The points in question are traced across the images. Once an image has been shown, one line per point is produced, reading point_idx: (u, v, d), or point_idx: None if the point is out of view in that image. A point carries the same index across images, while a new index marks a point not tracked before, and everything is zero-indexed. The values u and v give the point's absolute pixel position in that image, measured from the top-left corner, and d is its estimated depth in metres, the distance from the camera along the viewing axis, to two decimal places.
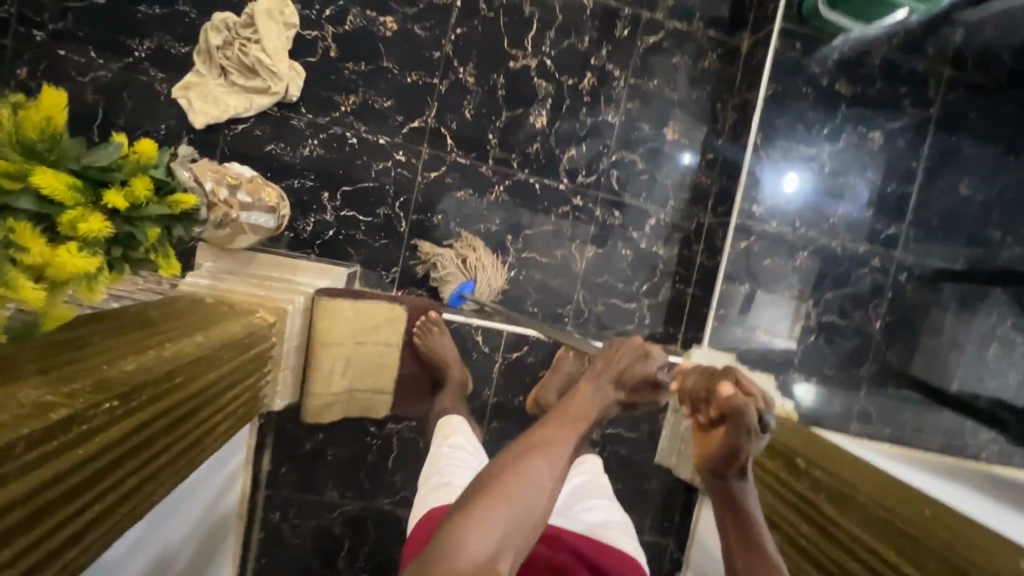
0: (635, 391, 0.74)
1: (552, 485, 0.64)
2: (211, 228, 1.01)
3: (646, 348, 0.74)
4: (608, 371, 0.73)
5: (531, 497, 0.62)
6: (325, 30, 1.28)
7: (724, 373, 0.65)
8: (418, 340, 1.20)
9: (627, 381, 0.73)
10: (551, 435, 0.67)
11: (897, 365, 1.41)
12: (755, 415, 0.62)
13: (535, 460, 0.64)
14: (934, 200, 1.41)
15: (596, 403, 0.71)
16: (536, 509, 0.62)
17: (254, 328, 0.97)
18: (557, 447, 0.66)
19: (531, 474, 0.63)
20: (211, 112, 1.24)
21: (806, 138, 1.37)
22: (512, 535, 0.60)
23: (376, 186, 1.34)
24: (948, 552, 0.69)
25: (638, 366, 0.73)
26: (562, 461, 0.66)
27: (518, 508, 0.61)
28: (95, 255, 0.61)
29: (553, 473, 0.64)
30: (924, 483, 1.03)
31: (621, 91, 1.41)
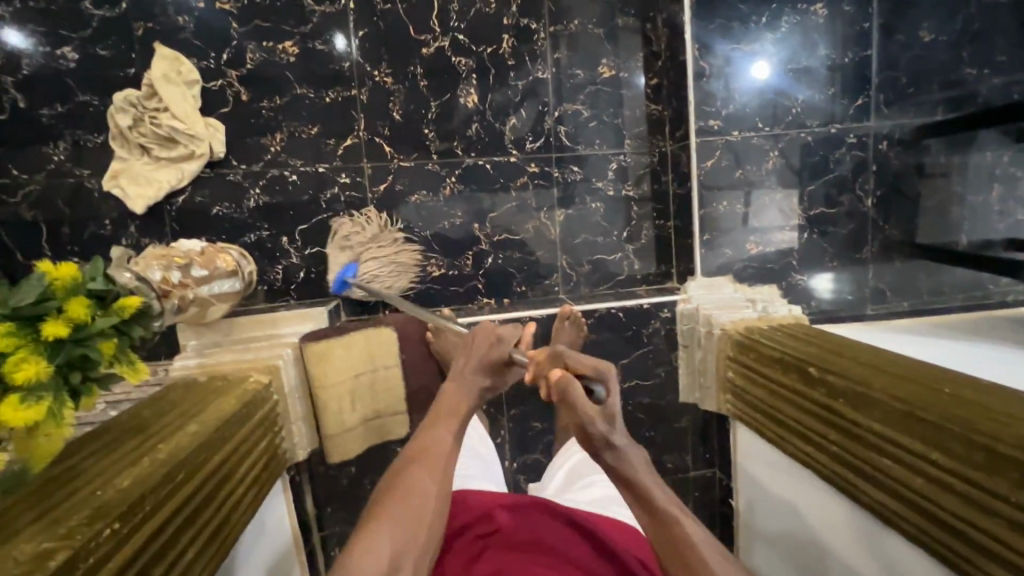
0: (496, 370, 0.89)
1: (436, 491, 0.74)
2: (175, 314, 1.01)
3: (496, 333, 0.92)
4: (471, 363, 0.88)
5: (413, 507, 0.71)
6: (228, 76, 1.24)
7: (556, 359, 0.80)
8: (432, 337, 1.22)
9: (485, 363, 0.89)
10: (425, 446, 0.78)
11: (900, 237, 1.39)
12: (579, 387, 0.74)
13: (413, 472, 0.74)
14: (898, 56, 1.32)
15: (463, 395, 0.86)
16: (425, 510, 0.72)
17: (250, 397, 0.97)
18: (436, 452, 0.78)
19: (410, 485, 0.73)
20: (147, 193, 1.22)
21: (746, 34, 1.27)
22: (405, 536, 0.69)
23: (332, 216, 1.32)
24: (971, 432, 0.67)
25: (491, 351, 0.89)
26: (438, 464, 0.76)
27: (409, 508, 0.71)
28: (45, 396, 0.61)
29: (434, 479, 0.75)
30: (947, 359, 1.01)
31: (544, 43, 1.33)
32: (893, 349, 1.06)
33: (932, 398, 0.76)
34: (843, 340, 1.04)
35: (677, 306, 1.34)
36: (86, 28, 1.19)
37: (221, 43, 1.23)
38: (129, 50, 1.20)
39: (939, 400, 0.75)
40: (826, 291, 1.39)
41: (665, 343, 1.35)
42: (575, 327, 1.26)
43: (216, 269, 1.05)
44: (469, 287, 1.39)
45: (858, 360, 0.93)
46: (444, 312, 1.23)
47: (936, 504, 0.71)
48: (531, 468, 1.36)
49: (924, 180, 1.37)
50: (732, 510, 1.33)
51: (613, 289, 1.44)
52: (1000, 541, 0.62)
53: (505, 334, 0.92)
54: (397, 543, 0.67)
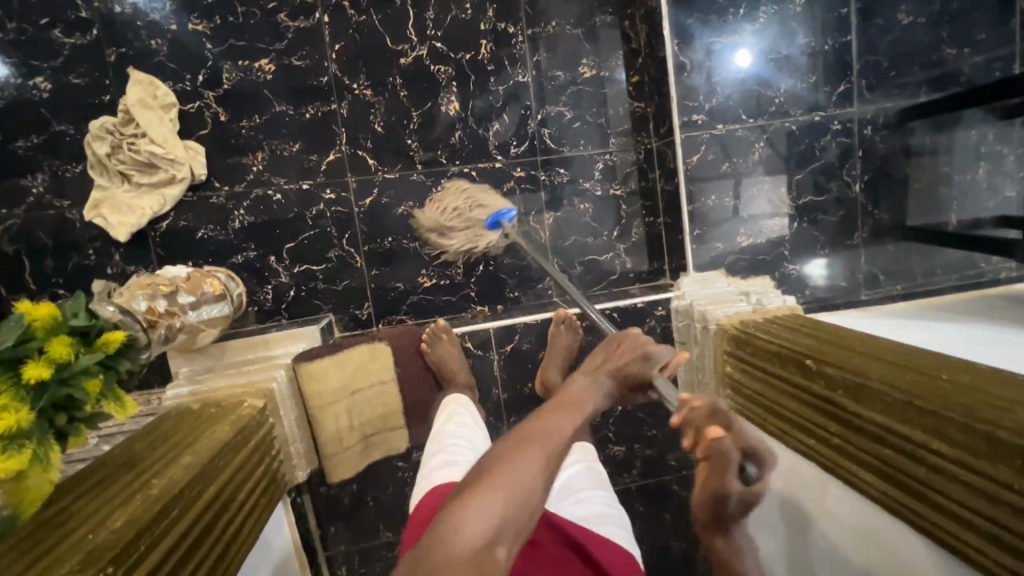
0: (631, 385, 0.90)
1: (548, 473, 0.67)
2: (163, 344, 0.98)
3: (646, 351, 0.92)
4: (610, 367, 0.89)
5: (526, 483, 0.64)
6: (205, 97, 1.22)
7: (716, 417, 0.66)
8: (427, 349, 1.21)
9: (622, 372, 0.89)
10: (550, 425, 0.72)
11: (889, 221, 1.39)
12: (737, 462, 0.61)
13: (534, 449, 0.67)
14: (877, 40, 1.32)
15: (592, 395, 0.82)
16: (538, 487, 0.64)
17: (244, 423, 0.96)
18: (558, 431, 0.72)
19: (529, 459, 0.66)
20: (130, 221, 1.21)
21: (725, 26, 1.27)
22: (516, 509, 0.61)
23: (319, 232, 1.30)
24: (970, 419, 0.67)
25: (636, 365, 0.90)
26: (557, 445, 0.70)
27: (524, 483, 0.64)
28: (30, 439, 0.60)
29: (550, 461, 0.68)
30: (942, 342, 1.01)
31: (522, 47, 1.32)
32: (887, 335, 1.05)
33: (935, 386, 0.75)
34: (840, 330, 1.03)
35: (671, 303, 1.34)
36: (57, 57, 1.17)
37: (196, 65, 1.21)
38: (103, 77, 1.19)
39: (942, 389, 0.74)
40: (820, 278, 1.39)
41: (661, 340, 1.35)
42: (571, 332, 1.27)
43: (203, 293, 1.04)
44: (462, 295, 1.38)
45: (857, 351, 0.92)
46: (438, 323, 1.22)
47: (942, 492, 0.70)
48: None
49: (910, 162, 1.37)
50: None
51: (606, 289, 1.43)
52: (1015, 533, 0.61)
53: (656, 353, 0.91)
54: (505, 514, 0.60)
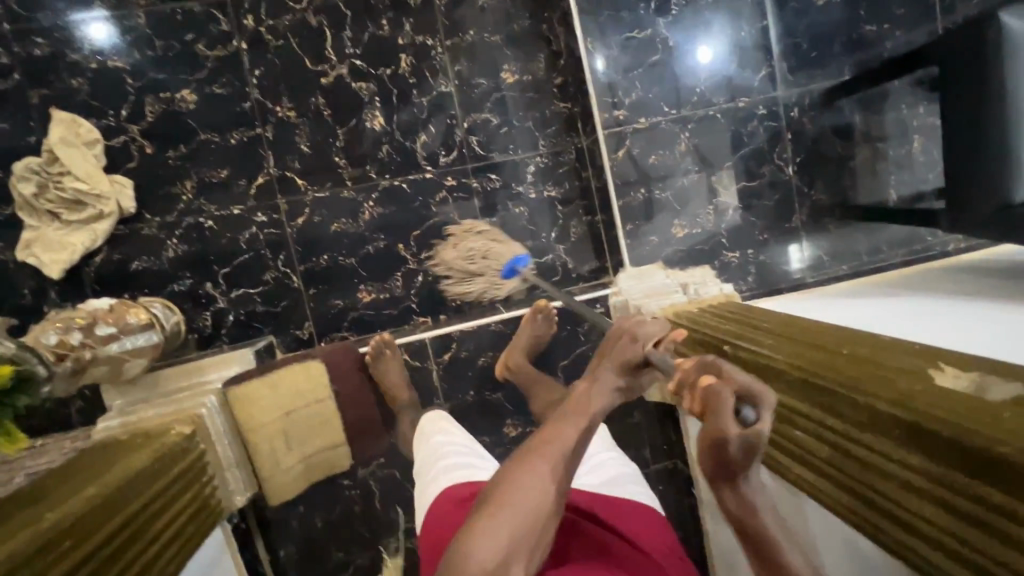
0: (635, 373, 0.78)
1: (553, 489, 0.69)
2: (70, 381, 0.98)
3: (634, 332, 0.79)
4: (610, 360, 0.78)
5: (531, 499, 0.67)
6: (130, 131, 1.25)
7: (706, 367, 0.62)
8: (371, 361, 1.22)
9: (624, 366, 0.77)
10: (552, 436, 0.72)
11: (827, 201, 1.38)
12: (732, 404, 0.58)
13: (536, 465, 0.69)
14: (794, 24, 1.33)
15: (594, 398, 0.75)
16: (543, 507, 0.67)
17: (165, 451, 0.96)
18: (560, 443, 0.71)
19: (530, 477, 0.68)
20: (62, 257, 1.21)
21: (636, 20, 1.28)
22: (523, 533, 0.65)
23: (253, 255, 1.31)
24: (856, 392, 0.65)
25: (631, 348, 0.77)
26: (559, 458, 0.70)
27: (524, 509, 0.66)
28: None
29: (554, 472, 0.69)
30: (866, 316, 1.00)
31: (442, 58, 1.33)
32: (800, 313, 1.06)
33: (831, 362, 0.74)
34: (763, 314, 1.02)
35: (609, 299, 1.33)
36: None
37: (119, 101, 1.24)
38: (28, 120, 1.21)
39: (835, 364, 0.73)
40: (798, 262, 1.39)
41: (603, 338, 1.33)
42: (548, 321, 1.25)
43: (126, 324, 1.04)
44: (403, 308, 1.37)
45: (769, 332, 0.92)
46: (382, 338, 1.22)
47: (846, 471, 0.68)
48: None
49: (843, 141, 1.37)
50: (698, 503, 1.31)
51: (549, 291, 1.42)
52: (908, 509, 0.59)
53: (646, 333, 0.79)
54: (511, 543, 0.64)
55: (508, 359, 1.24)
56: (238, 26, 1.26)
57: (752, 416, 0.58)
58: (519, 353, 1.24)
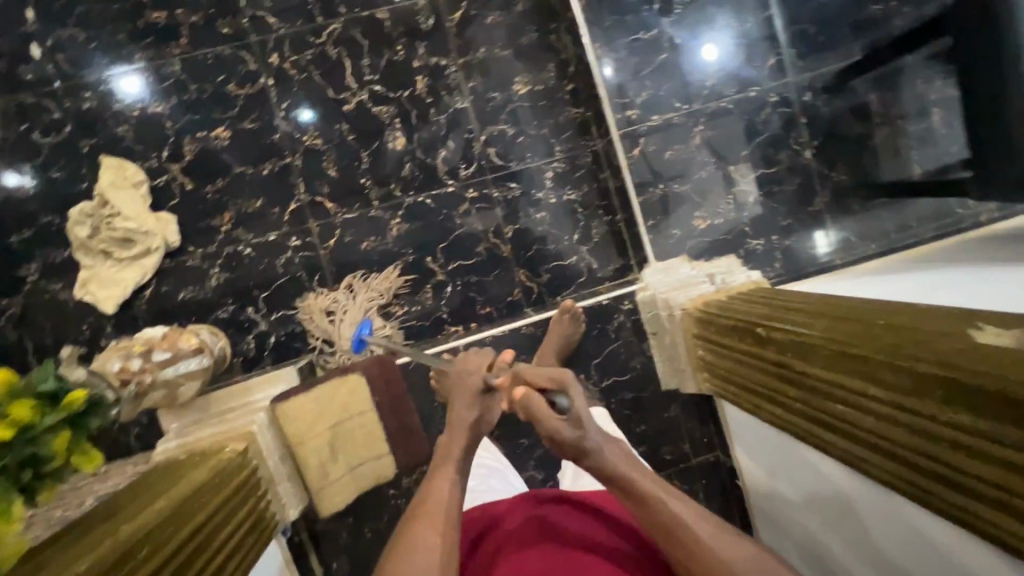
0: (483, 396, 0.91)
1: (440, 543, 0.76)
2: (133, 404, 1.05)
3: (468, 364, 0.93)
4: (462, 390, 0.91)
5: (422, 562, 0.73)
6: (171, 170, 1.33)
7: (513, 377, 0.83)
8: (437, 383, 1.26)
9: (472, 393, 0.90)
10: (427, 497, 0.82)
11: (849, 181, 1.38)
12: (539, 402, 0.77)
13: (416, 531, 0.77)
14: (799, 10, 1.35)
15: (455, 431, 0.89)
16: (429, 562, 0.73)
17: (219, 468, 1.00)
18: (436, 500, 0.81)
19: (416, 542, 0.75)
20: (116, 293, 1.29)
21: (640, 23, 1.32)
22: None
23: (290, 278, 1.37)
24: (898, 357, 0.65)
25: (470, 377, 0.91)
26: (435, 515, 0.79)
27: (414, 567, 0.73)
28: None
29: (435, 529, 0.77)
30: (904, 290, 0.99)
31: (456, 76, 1.39)
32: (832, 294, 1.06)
33: (869, 332, 0.74)
34: (796, 295, 1.03)
35: (638, 295, 1.34)
36: (37, 156, 1.30)
37: (160, 143, 1.32)
38: (80, 167, 1.30)
39: (875, 333, 0.73)
40: (825, 246, 1.38)
41: (634, 334, 1.34)
42: (575, 321, 1.29)
43: (179, 349, 1.10)
44: (435, 319, 1.41)
45: (802, 311, 0.92)
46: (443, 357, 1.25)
47: (888, 438, 0.68)
48: (528, 486, 1.35)
49: (860, 121, 1.37)
50: (743, 494, 1.30)
51: (577, 293, 1.43)
52: (968, 472, 0.57)
53: (476, 360, 0.93)
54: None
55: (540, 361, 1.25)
56: (264, 64, 1.34)
57: (563, 405, 0.75)
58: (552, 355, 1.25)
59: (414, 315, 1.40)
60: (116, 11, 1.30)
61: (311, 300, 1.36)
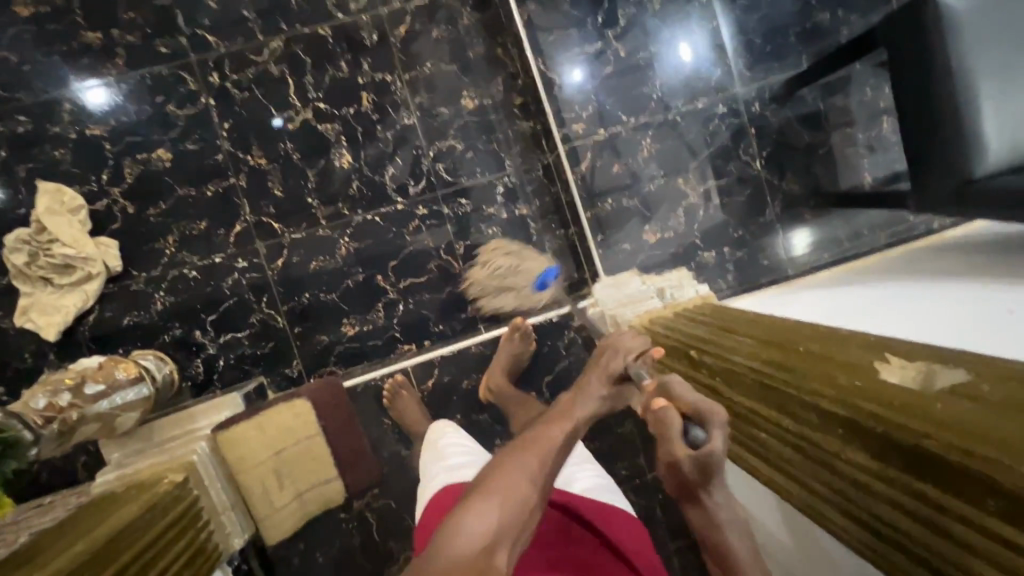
0: (620, 386, 0.79)
1: (541, 479, 0.65)
2: (54, 443, 1.00)
3: (621, 346, 0.82)
4: (601, 371, 0.79)
5: (518, 488, 0.63)
6: (112, 194, 1.31)
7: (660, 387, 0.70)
8: (389, 403, 1.27)
9: (613, 377, 0.79)
10: (537, 435, 0.70)
11: (800, 191, 1.37)
12: (678, 422, 0.65)
13: (521, 458, 0.66)
14: (745, 20, 1.34)
15: (583, 401, 0.76)
16: (530, 492, 0.63)
17: (154, 501, 0.99)
18: (546, 441, 0.69)
19: (518, 467, 0.64)
20: (56, 320, 1.26)
21: (585, 36, 1.31)
22: (508, 521, 0.60)
23: (237, 300, 1.35)
24: (808, 392, 0.65)
25: (612, 363, 0.80)
26: (546, 455, 0.67)
27: (512, 494, 0.62)
28: None
29: (541, 468, 0.66)
30: (840, 307, 0.99)
31: (403, 92, 1.37)
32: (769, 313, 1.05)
33: (786, 360, 0.73)
34: (732, 314, 1.03)
35: (588, 311, 1.35)
36: None
37: (99, 167, 1.30)
38: (17, 193, 1.27)
39: (790, 362, 0.72)
40: (807, 246, 1.38)
41: (586, 350, 1.34)
42: (526, 339, 1.29)
43: (116, 379, 1.09)
44: (387, 338, 1.39)
45: (734, 333, 0.91)
46: (398, 379, 1.27)
47: (805, 472, 0.67)
48: None
49: (809, 131, 1.36)
50: None
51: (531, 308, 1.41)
52: (869, 510, 0.57)
53: (636, 344, 0.82)
54: (502, 522, 0.60)
55: (488, 381, 1.27)
56: (205, 84, 1.32)
57: (700, 437, 0.63)
58: (499, 374, 1.27)
59: (365, 335, 1.38)
60: (49, 33, 1.28)
61: (261, 321, 1.35)
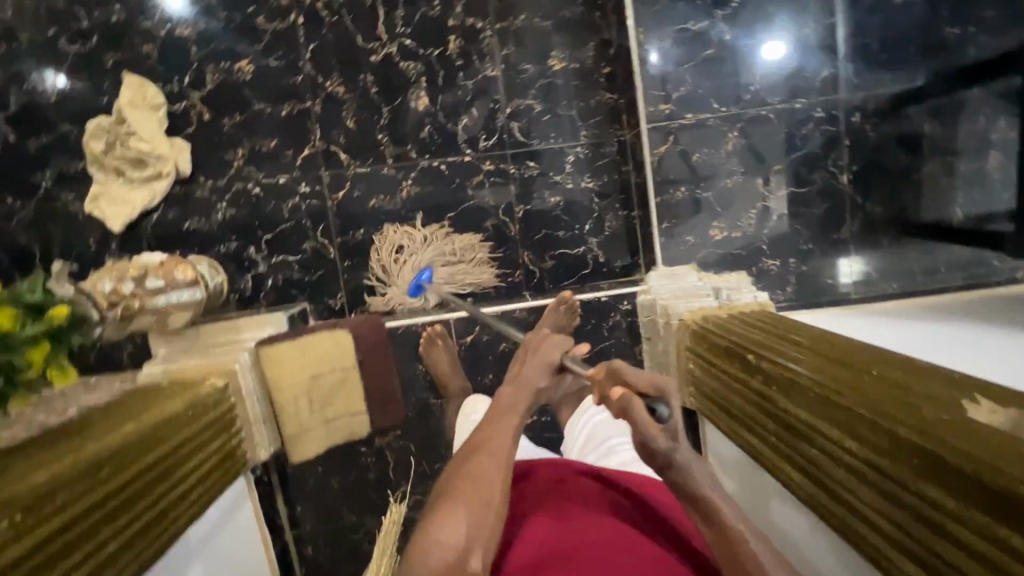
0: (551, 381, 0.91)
1: (502, 471, 0.75)
2: (119, 325, 1.09)
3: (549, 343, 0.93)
4: (536, 367, 0.90)
5: (483, 490, 0.72)
6: (191, 97, 1.32)
7: (614, 377, 0.75)
8: (422, 351, 1.29)
9: (541, 375, 0.90)
10: (488, 433, 0.80)
11: (884, 214, 1.30)
12: (641, 406, 0.71)
13: (480, 458, 0.76)
14: (864, 22, 1.25)
15: (522, 396, 0.87)
16: (492, 491, 0.72)
17: (196, 401, 1.02)
18: (499, 437, 0.79)
19: (478, 470, 0.74)
20: (125, 212, 1.30)
21: (691, 12, 1.25)
22: (478, 515, 0.69)
23: (294, 224, 1.36)
24: (880, 417, 0.62)
25: (542, 359, 0.91)
26: (503, 451, 0.77)
27: (478, 493, 0.72)
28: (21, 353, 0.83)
29: (502, 462, 0.76)
30: (914, 340, 0.94)
31: (491, 41, 1.33)
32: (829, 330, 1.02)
33: (858, 382, 0.70)
34: (795, 325, 0.99)
35: (638, 297, 1.32)
36: (62, 64, 1.29)
37: (183, 68, 1.31)
38: (102, 80, 1.29)
39: (862, 384, 0.70)
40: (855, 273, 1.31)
41: (627, 337, 1.33)
42: (570, 314, 1.29)
43: (173, 279, 1.10)
44: None
45: (799, 345, 0.88)
46: (433, 328, 1.28)
47: (857, 495, 0.65)
48: None
49: (909, 152, 1.27)
50: None
51: (577, 283, 1.40)
52: (929, 547, 0.55)
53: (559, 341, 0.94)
54: (471, 528, 0.68)
55: None
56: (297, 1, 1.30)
57: (665, 414, 0.70)
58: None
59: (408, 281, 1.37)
60: None
61: (313, 248, 1.36)
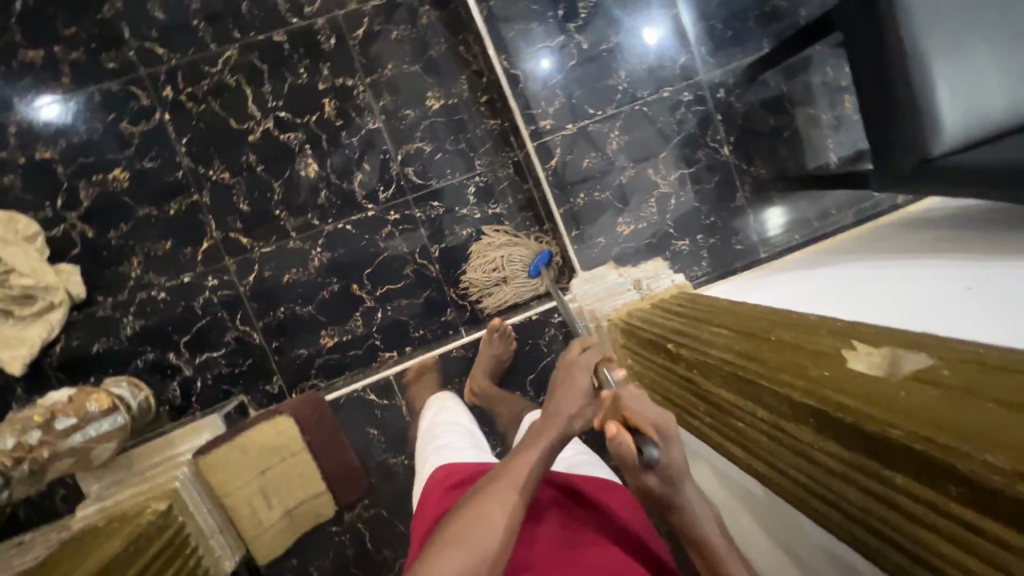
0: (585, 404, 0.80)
1: (506, 518, 0.66)
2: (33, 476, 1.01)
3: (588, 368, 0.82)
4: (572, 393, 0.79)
5: (484, 535, 0.63)
6: (69, 219, 1.26)
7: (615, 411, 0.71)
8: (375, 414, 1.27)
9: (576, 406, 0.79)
10: (504, 473, 0.70)
11: (769, 174, 1.38)
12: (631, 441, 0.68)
13: (488, 505, 0.66)
14: (706, 6, 1.34)
15: (549, 426, 0.76)
16: (494, 542, 0.63)
17: (139, 532, 0.97)
18: (516, 474, 0.70)
19: (483, 516, 0.65)
20: (20, 352, 1.19)
21: (546, 31, 1.30)
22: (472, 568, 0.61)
23: (211, 319, 1.32)
24: (778, 384, 0.66)
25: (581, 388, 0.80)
26: (513, 496, 0.68)
27: (476, 540, 0.63)
28: None
29: (508, 508, 0.66)
30: (811, 289, 1.01)
31: (366, 96, 1.34)
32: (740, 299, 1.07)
33: (760, 350, 0.74)
34: (706, 302, 1.04)
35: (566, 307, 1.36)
36: None
37: (52, 191, 1.25)
38: None
39: (763, 351, 0.74)
40: (779, 224, 1.39)
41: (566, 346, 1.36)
42: (506, 339, 1.31)
43: (87, 413, 1.05)
44: (367, 346, 1.37)
45: (710, 323, 0.92)
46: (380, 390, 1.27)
47: (781, 459, 0.69)
48: None
49: (774, 114, 1.37)
50: None
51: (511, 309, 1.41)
52: (845, 497, 0.58)
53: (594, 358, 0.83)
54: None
55: (473, 384, 1.28)
56: (159, 98, 1.27)
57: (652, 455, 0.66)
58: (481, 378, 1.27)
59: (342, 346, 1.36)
60: None
61: (235, 339, 1.32)
